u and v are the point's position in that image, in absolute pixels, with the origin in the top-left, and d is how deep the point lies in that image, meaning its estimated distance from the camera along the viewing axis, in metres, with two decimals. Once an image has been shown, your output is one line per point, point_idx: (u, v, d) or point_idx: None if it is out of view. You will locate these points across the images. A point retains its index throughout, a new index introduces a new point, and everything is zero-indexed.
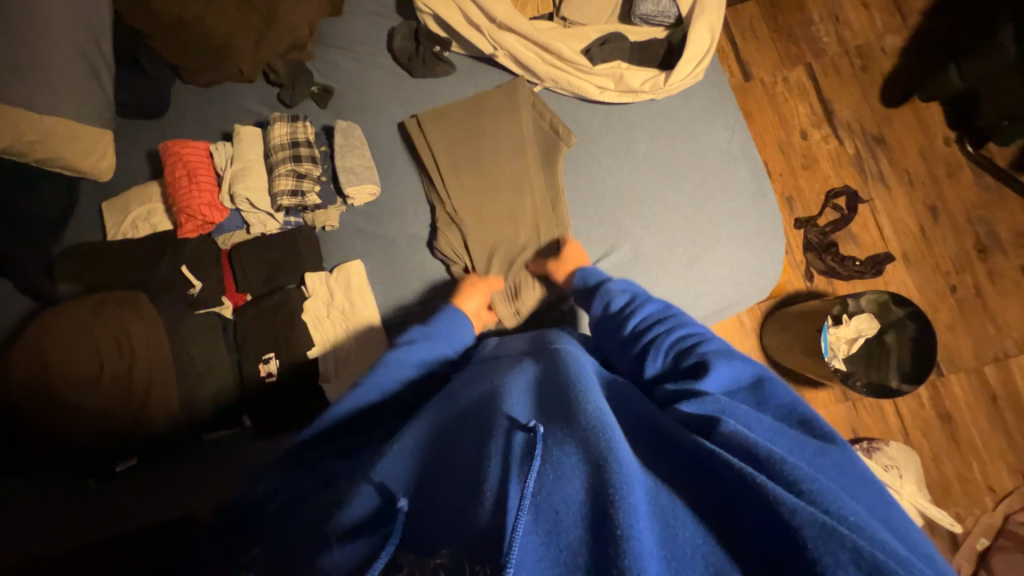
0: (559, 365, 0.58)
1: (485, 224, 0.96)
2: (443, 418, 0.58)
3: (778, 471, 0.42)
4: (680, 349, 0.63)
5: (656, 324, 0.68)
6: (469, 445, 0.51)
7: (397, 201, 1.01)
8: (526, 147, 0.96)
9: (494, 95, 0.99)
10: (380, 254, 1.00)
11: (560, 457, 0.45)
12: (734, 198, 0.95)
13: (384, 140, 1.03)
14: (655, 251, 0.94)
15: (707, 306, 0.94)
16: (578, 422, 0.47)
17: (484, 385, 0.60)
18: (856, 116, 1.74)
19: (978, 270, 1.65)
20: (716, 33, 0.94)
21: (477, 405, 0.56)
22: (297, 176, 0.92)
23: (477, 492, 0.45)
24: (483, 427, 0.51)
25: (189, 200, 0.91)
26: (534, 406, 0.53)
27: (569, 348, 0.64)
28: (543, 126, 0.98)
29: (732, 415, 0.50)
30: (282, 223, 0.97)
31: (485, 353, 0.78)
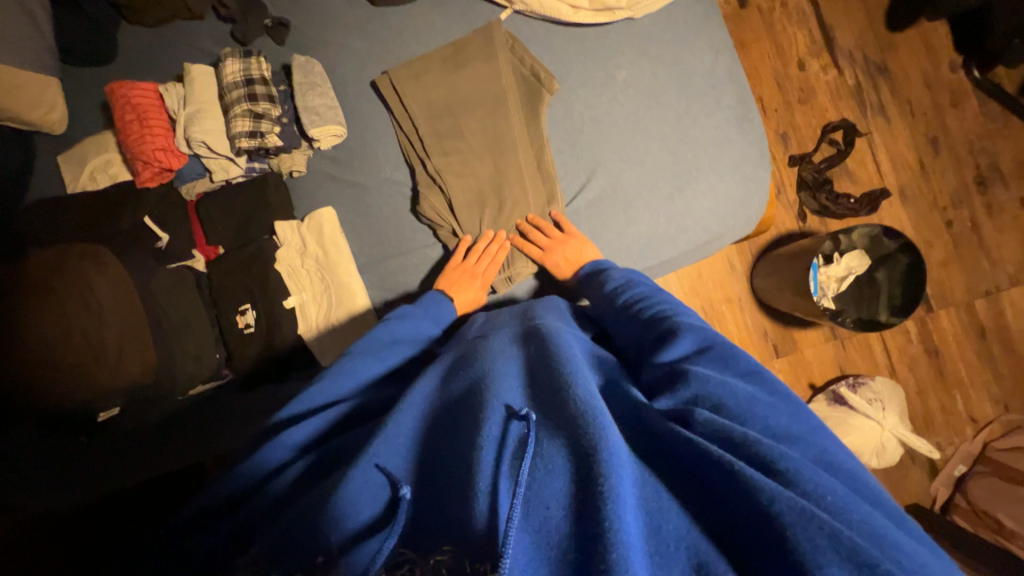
0: (553, 351, 0.59)
1: (457, 163, 0.91)
2: (432, 400, 0.59)
3: (755, 453, 0.43)
4: (659, 326, 0.63)
5: (638, 307, 0.69)
6: (463, 431, 0.51)
7: (367, 144, 0.97)
8: (500, 75, 0.91)
9: (467, 40, 0.92)
10: (352, 201, 0.97)
11: (553, 447, 0.46)
12: (718, 125, 0.90)
13: (349, 78, 0.97)
14: (636, 187, 0.90)
15: (689, 241, 0.91)
16: (570, 410, 0.48)
17: (473, 368, 0.61)
18: (858, 43, 1.64)
19: (977, 204, 1.61)
20: None
21: (469, 390, 0.56)
22: (255, 116, 0.87)
23: (471, 480, 0.46)
24: (473, 413, 0.52)
25: (142, 146, 0.86)
26: (525, 394, 0.54)
27: (559, 332, 0.66)
28: (524, 74, 0.92)
29: (706, 399, 0.50)
30: (245, 168, 0.92)
31: (474, 331, 0.79)
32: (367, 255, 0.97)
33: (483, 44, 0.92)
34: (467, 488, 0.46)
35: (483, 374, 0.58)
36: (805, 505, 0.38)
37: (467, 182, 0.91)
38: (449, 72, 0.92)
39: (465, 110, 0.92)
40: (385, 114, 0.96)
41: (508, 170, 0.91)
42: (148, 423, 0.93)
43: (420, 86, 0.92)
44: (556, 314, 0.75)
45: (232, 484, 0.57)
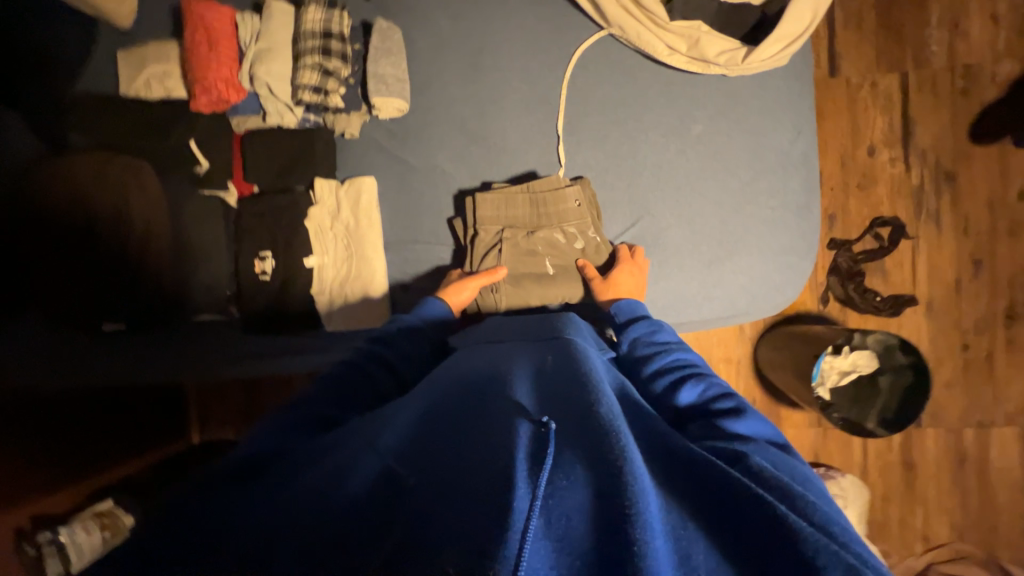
0: (571, 368, 0.53)
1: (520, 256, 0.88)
2: (447, 385, 0.54)
3: (807, 513, 0.38)
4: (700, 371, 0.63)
5: (677, 355, 0.66)
6: (469, 429, 0.44)
7: (425, 124, 0.94)
8: (583, 212, 0.86)
9: (561, 193, 0.86)
10: (395, 178, 0.95)
11: (575, 460, 0.39)
12: (777, 207, 0.89)
13: (424, 53, 0.93)
14: (677, 243, 0.89)
15: (713, 309, 0.90)
16: (596, 419, 0.42)
17: (478, 368, 0.56)
18: (935, 144, 1.59)
19: (998, 336, 1.59)
20: (820, 11, 0.79)
21: (480, 388, 0.51)
22: (324, 72, 0.84)
23: (484, 474, 0.38)
24: (480, 409, 0.47)
25: (205, 71, 0.85)
26: (540, 399, 0.47)
27: (571, 344, 0.60)
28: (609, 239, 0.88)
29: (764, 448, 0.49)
30: (300, 118, 0.91)
31: (491, 333, 0.72)
32: (395, 232, 0.96)
33: (574, 205, 0.86)
34: (478, 487, 0.37)
35: (496, 377, 0.52)
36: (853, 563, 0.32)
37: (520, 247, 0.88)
38: (524, 213, 0.88)
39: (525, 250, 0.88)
40: (450, 100, 0.93)
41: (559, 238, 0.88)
42: (144, 343, 0.94)
43: (498, 222, 0.87)
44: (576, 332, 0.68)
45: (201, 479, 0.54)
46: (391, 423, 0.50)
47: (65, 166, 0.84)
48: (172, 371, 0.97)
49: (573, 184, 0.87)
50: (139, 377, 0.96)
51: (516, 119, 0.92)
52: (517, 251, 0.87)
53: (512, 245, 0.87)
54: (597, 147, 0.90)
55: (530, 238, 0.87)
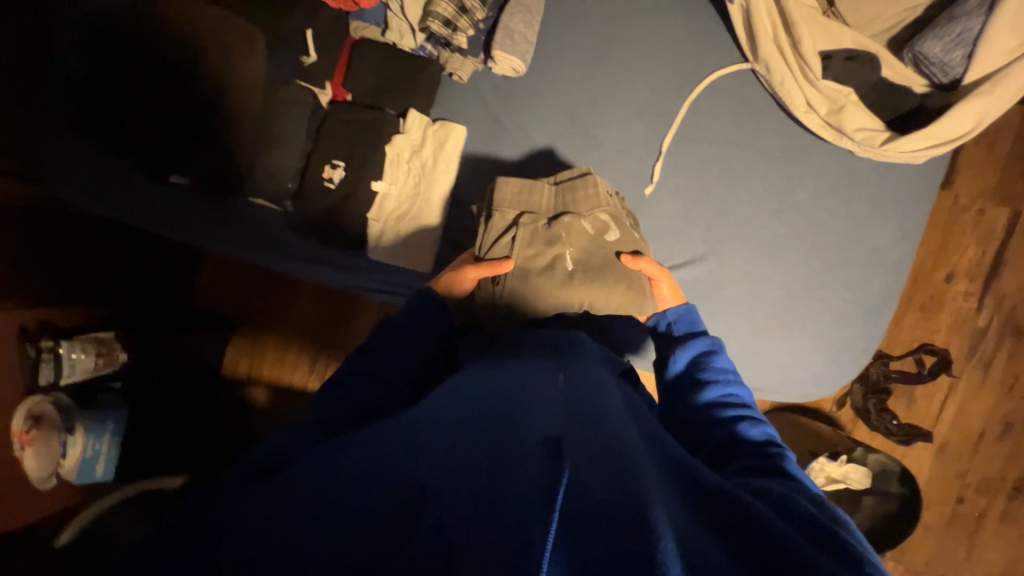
0: (578, 396, 0.50)
1: (539, 245, 0.78)
2: (459, 383, 0.52)
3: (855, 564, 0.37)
4: (745, 406, 0.63)
5: (727, 382, 0.65)
6: (472, 438, 0.41)
7: (531, 93, 0.91)
8: (612, 200, 0.82)
9: (585, 182, 0.84)
10: (484, 135, 0.93)
11: (589, 481, 0.36)
12: (850, 301, 0.85)
13: (558, 23, 0.89)
14: (738, 300, 0.86)
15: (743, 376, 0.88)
16: (611, 455, 0.40)
17: (481, 379, 0.53)
18: (1015, 293, 1.50)
19: (997, 502, 1.54)
20: (980, 125, 0.73)
21: (484, 398, 0.48)
22: (460, 7, 0.80)
23: (496, 474, 0.37)
24: (494, 408, 0.46)
25: None
26: (550, 416, 0.45)
27: (587, 364, 0.59)
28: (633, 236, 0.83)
29: (802, 489, 0.50)
30: (417, 45, 0.88)
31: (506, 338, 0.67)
32: (464, 188, 0.94)
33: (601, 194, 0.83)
34: (489, 498, 0.35)
35: (499, 390, 0.49)
36: None
37: (540, 233, 0.79)
38: (547, 195, 0.83)
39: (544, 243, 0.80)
40: (567, 79, 0.89)
41: (585, 233, 0.80)
42: (168, 204, 0.92)
43: (515, 211, 0.81)
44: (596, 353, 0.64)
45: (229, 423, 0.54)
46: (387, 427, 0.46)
47: (197, 20, 0.84)
48: (191, 239, 0.95)
49: (594, 174, 0.86)
50: (157, 231, 0.95)
51: (624, 121, 0.89)
52: (535, 242, 0.79)
53: (529, 233, 0.80)
54: (693, 178, 0.87)
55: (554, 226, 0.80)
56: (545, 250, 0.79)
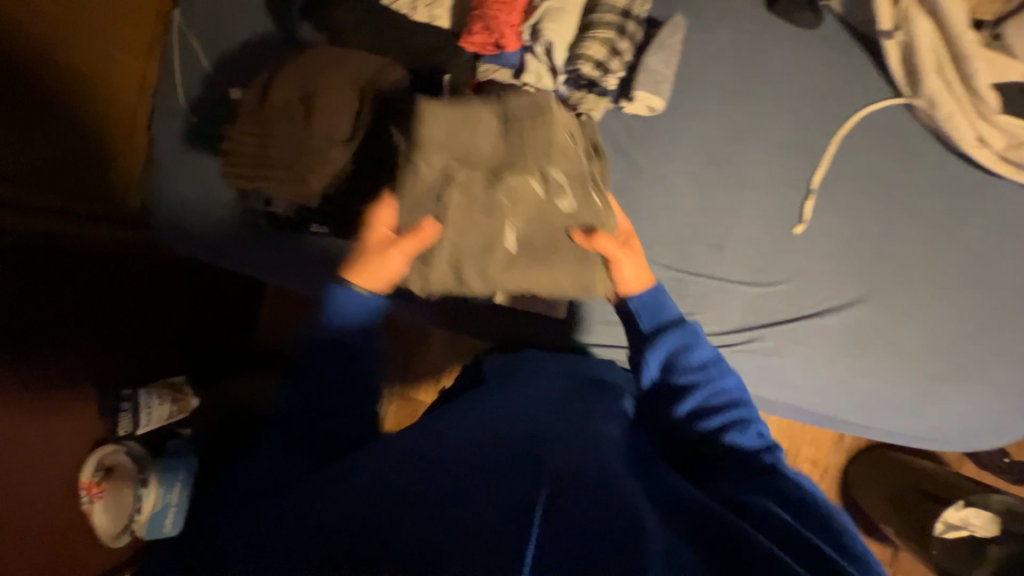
0: (580, 424, 0.59)
1: (539, 259, 0.67)
2: (496, 410, 0.62)
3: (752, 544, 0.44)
4: (698, 382, 0.65)
5: (701, 372, 0.65)
6: (480, 464, 0.51)
7: (669, 131, 0.88)
8: (568, 156, 0.64)
9: (515, 93, 0.65)
10: (617, 176, 0.89)
11: (563, 507, 0.45)
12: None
13: (694, 63, 0.87)
14: (906, 344, 0.81)
15: (914, 424, 0.83)
16: (584, 479, 0.48)
17: (508, 415, 0.61)
18: None
19: None
20: None
21: (501, 432, 0.58)
22: (613, 51, 0.80)
23: (499, 509, 0.45)
24: (515, 443, 0.53)
25: (499, 10, 0.80)
26: (539, 443, 0.54)
27: (600, 392, 0.70)
28: (579, 186, 0.65)
29: (778, 490, 0.54)
30: (553, 88, 0.85)
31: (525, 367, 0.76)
32: None
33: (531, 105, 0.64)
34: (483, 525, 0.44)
35: (523, 420, 0.59)
36: None
37: (488, 210, 0.64)
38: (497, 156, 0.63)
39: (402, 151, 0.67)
40: (704, 119, 0.87)
41: (573, 231, 0.66)
42: (212, 236, 0.89)
43: (444, 152, 0.64)
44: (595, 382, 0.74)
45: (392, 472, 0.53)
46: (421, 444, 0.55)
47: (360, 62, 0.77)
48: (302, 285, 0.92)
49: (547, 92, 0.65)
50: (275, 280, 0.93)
51: (766, 161, 0.85)
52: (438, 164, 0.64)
53: (463, 192, 0.63)
54: (844, 218, 0.83)
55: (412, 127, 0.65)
56: (489, 218, 0.64)
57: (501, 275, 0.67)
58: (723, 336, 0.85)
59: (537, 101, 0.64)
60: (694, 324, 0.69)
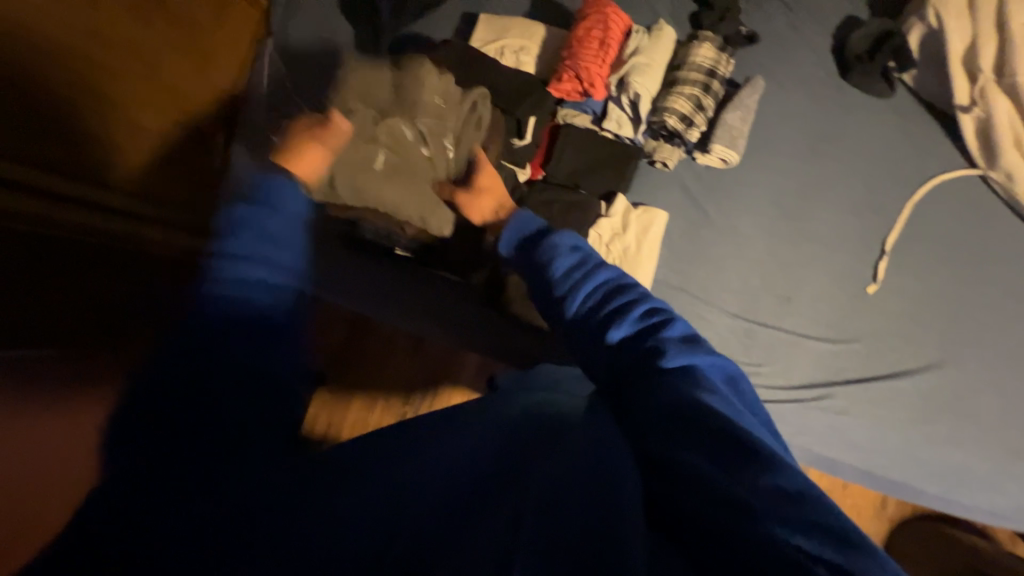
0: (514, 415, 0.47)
1: (393, 176, 0.81)
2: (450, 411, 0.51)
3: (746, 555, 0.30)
4: (617, 310, 0.48)
5: (576, 288, 0.51)
6: (386, 495, 0.41)
7: (741, 184, 0.90)
8: (444, 111, 0.82)
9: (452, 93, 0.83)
10: (686, 223, 0.91)
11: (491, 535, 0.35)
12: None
13: (769, 122, 0.90)
14: (983, 415, 0.80)
15: (992, 501, 0.81)
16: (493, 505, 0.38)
17: (440, 419, 0.49)
18: None
19: None
20: None
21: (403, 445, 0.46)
22: (696, 105, 0.85)
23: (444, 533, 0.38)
24: (465, 453, 0.44)
25: (590, 62, 0.85)
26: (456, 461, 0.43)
27: (543, 384, 0.55)
28: (453, 141, 0.84)
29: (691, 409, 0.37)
30: (634, 136, 0.90)
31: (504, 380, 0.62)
32: (666, 276, 0.89)
33: (429, 91, 0.81)
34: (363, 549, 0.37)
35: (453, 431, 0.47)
36: None
37: (373, 140, 0.80)
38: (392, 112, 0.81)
39: (404, 166, 0.81)
40: (777, 175, 0.90)
41: (419, 157, 0.82)
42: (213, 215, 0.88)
43: (351, 99, 0.82)
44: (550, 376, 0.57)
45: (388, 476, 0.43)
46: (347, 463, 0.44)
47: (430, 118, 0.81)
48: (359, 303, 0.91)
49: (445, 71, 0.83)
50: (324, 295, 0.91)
51: (837, 219, 0.87)
52: (372, 132, 0.80)
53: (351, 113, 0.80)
54: (917, 279, 0.84)
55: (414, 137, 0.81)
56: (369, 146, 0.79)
57: (376, 197, 0.80)
58: (796, 393, 0.83)
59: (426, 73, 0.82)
60: (561, 236, 0.58)
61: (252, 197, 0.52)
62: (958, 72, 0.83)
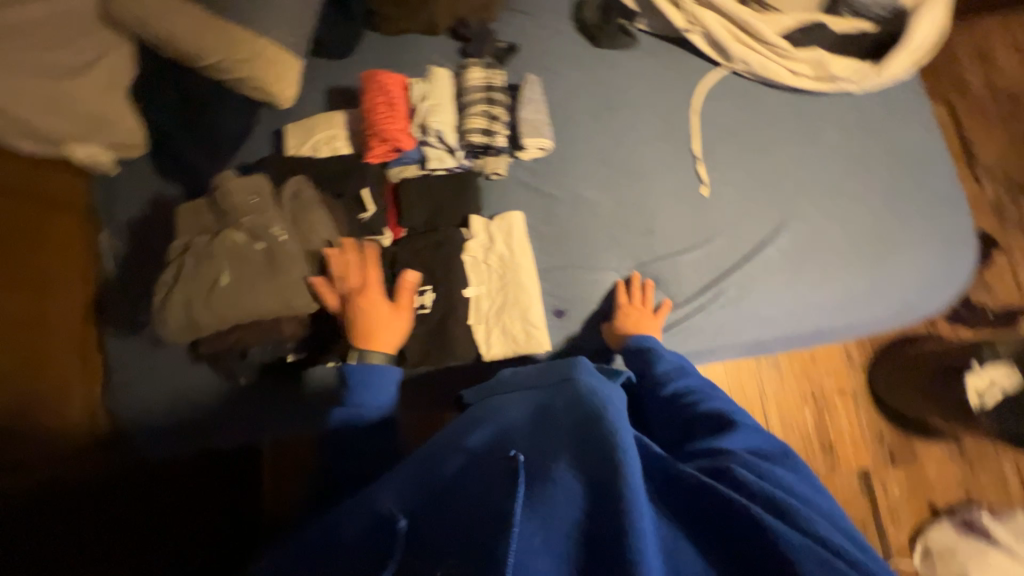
0: (570, 397, 0.58)
1: (243, 289, 0.78)
2: (498, 406, 0.63)
3: (790, 518, 0.43)
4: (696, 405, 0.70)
5: (671, 381, 0.75)
6: (483, 466, 0.51)
7: (566, 159, 1.01)
8: (269, 207, 0.82)
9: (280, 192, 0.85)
10: (541, 210, 1.00)
11: (570, 495, 0.45)
12: (936, 192, 0.92)
13: (560, 102, 1.03)
14: (839, 241, 0.91)
15: (884, 307, 0.91)
16: (563, 449, 0.50)
17: (493, 416, 0.61)
18: (997, 161, 1.66)
19: None
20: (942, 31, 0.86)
21: (489, 437, 0.56)
22: (490, 117, 0.94)
23: (496, 492, 0.46)
24: (505, 443, 0.53)
25: (385, 123, 0.93)
26: (528, 432, 0.54)
27: (571, 368, 0.65)
28: (293, 231, 0.84)
29: (746, 461, 0.53)
30: (459, 162, 0.98)
31: (505, 382, 0.73)
32: (548, 261, 0.98)
33: (242, 196, 0.80)
34: (487, 496, 0.46)
35: (505, 420, 0.58)
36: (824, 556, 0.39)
37: (210, 262, 0.77)
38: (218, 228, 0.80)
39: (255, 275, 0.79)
40: (589, 138, 1.01)
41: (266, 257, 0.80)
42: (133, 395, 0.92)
43: (182, 235, 0.82)
44: (579, 368, 0.65)
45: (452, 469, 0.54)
46: (439, 462, 0.56)
47: (256, 219, 0.80)
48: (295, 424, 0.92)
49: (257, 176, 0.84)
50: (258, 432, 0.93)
51: (651, 149, 0.99)
52: (208, 256, 0.78)
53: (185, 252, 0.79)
54: (731, 167, 0.96)
55: (245, 240, 0.79)
56: (208, 271, 0.77)
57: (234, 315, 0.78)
58: (695, 300, 0.92)
59: (238, 180, 0.82)
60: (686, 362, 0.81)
61: (354, 394, 0.80)
62: (665, 7, 0.98)
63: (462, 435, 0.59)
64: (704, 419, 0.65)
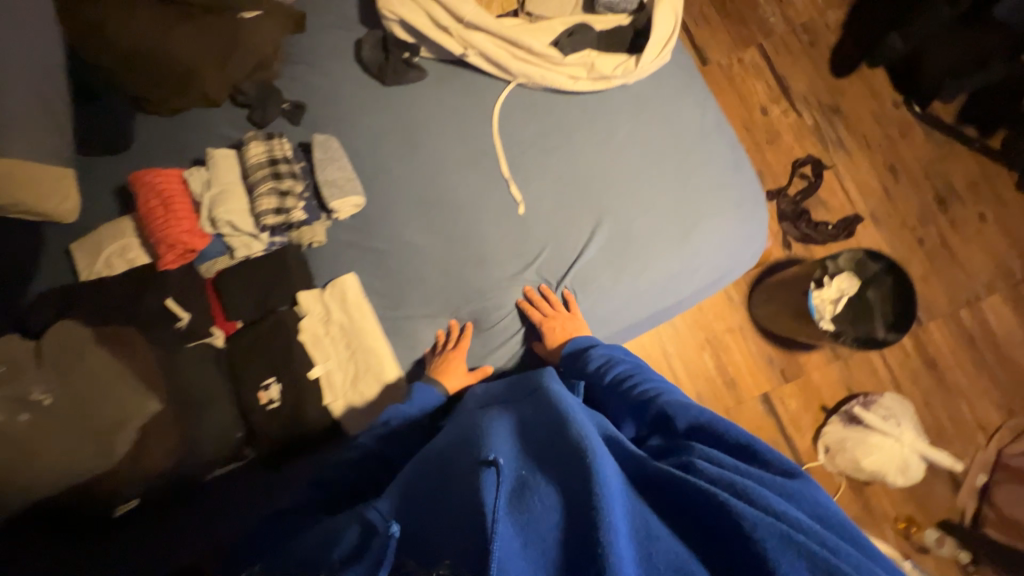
0: (541, 407, 0.64)
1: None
2: (477, 423, 0.68)
3: (752, 498, 0.48)
4: (641, 388, 0.75)
5: (613, 367, 0.82)
6: (467, 476, 0.56)
7: (383, 208, 0.99)
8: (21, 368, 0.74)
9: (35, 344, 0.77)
10: (373, 266, 0.98)
11: (555, 500, 0.50)
12: (721, 157, 0.98)
13: (364, 152, 1.01)
14: (647, 230, 0.95)
15: (702, 280, 0.97)
16: (543, 457, 0.55)
17: (471, 432, 0.66)
18: (809, 89, 1.82)
19: (942, 222, 1.73)
20: (679, 13, 0.91)
21: (467, 448, 0.61)
22: (280, 194, 0.90)
23: (479, 501, 0.51)
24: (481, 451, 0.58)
25: (167, 229, 0.86)
26: (507, 442, 0.59)
27: (543, 380, 0.72)
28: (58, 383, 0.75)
29: (703, 450, 0.58)
30: (267, 243, 0.94)
31: (473, 400, 0.84)
32: (391, 316, 0.97)
33: None
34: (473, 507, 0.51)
35: (480, 433, 0.63)
36: (785, 531, 0.44)
37: None
38: None
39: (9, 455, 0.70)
40: (401, 182, 1.00)
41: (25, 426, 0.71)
42: None
43: None
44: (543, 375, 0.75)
45: (444, 483, 0.58)
46: (420, 486, 0.62)
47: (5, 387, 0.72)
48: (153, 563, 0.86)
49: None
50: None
51: (463, 178, 0.99)
52: None
53: None
54: (539, 179, 0.98)
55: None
56: None
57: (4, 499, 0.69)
58: (534, 319, 0.97)
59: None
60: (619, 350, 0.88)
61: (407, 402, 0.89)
62: (436, 36, 0.97)
63: (438, 459, 0.64)
64: (650, 406, 0.71)
